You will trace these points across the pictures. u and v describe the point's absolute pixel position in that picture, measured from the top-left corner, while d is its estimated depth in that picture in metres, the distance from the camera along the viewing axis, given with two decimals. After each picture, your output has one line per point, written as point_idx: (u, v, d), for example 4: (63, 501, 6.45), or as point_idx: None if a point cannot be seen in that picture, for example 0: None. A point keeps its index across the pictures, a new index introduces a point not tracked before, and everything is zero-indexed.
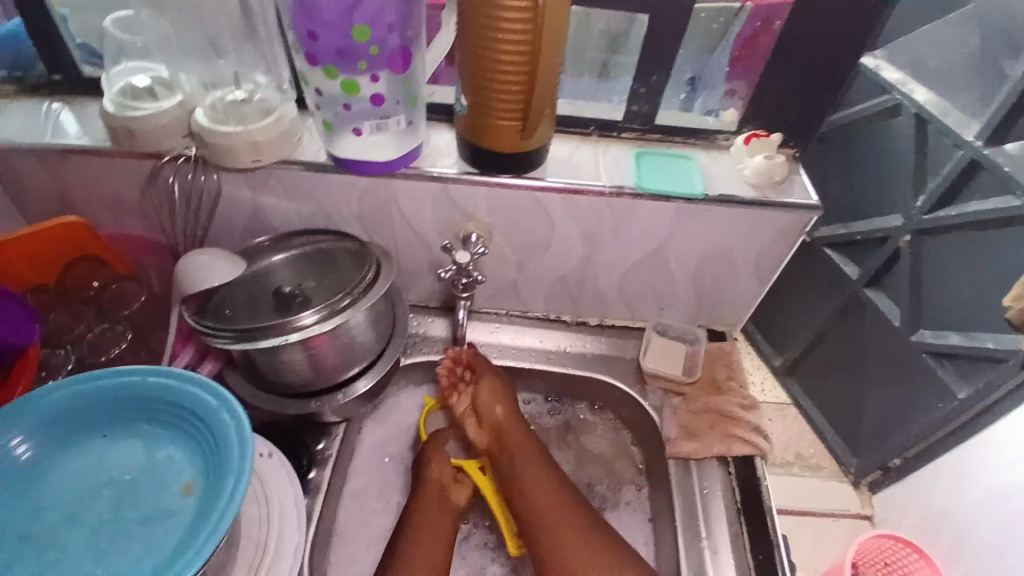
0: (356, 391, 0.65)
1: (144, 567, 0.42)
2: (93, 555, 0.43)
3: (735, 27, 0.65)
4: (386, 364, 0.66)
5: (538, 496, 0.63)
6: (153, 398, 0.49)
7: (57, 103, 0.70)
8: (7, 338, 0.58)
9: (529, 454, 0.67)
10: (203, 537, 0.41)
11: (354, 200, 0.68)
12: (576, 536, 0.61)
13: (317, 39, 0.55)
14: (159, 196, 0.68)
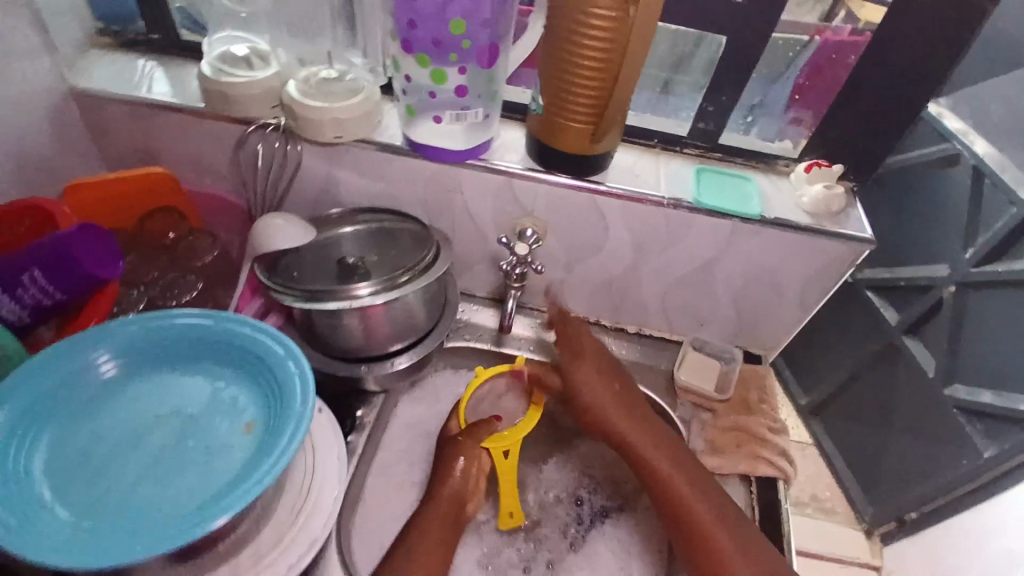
0: (398, 366, 0.67)
1: (201, 496, 0.45)
2: (154, 477, 0.46)
3: (807, 58, 0.67)
4: (432, 344, 0.69)
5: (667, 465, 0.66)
6: (224, 341, 0.53)
7: (150, 61, 0.75)
8: (96, 274, 0.55)
9: (635, 416, 0.70)
10: (261, 473, 0.44)
11: (420, 184, 0.71)
12: (674, 459, 0.67)
13: (416, 28, 0.59)
14: (237, 157, 0.72)
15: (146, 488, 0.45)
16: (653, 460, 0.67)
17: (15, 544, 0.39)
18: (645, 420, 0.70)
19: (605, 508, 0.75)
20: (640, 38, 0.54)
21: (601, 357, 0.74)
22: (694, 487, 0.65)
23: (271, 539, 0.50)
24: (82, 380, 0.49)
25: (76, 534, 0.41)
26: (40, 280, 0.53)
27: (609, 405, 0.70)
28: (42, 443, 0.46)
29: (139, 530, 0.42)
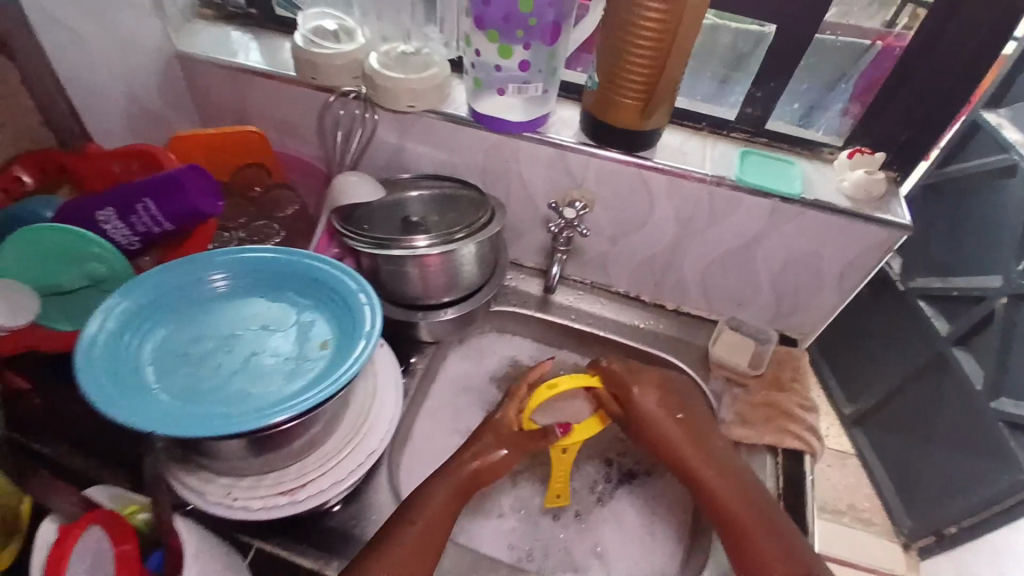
0: (442, 318, 0.74)
1: (278, 394, 0.51)
2: (238, 378, 0.52)
3: (865, 65, 0.71)
4: (477, 303, 0.75)
5: (720, 483, 0.66)
6: (303, 274, 0.60)
7: (242, 32, 0.83)
8: (200, 210, 0.62)
9: (691, 435, 0.69)
10: (330, 380, 0.51)
11: (479, 153, 0.77)
12: (729, 481, 0.66)
13: (489, 5, 0.65)
14: (318, 122, 0.80)
15: (230, 385, 0.52)
16: (707, 481, 0.66)
17: (121, 412, 0.46)
18: (699, 442, 0.69)
19: (634, 470, 0.80)
20: (692, 14, 0.60)
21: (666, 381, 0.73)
22: (747, 510, 0.63)
23: (337, 445, 0.57)
24: (184, 294, 0.57)
25: (172, 409, 0.48)
26: (151, 208, 0.62)
27: (668, 428, 0.70)
28: (147, 339, 0.53)
29: (223, 413, 0.49)
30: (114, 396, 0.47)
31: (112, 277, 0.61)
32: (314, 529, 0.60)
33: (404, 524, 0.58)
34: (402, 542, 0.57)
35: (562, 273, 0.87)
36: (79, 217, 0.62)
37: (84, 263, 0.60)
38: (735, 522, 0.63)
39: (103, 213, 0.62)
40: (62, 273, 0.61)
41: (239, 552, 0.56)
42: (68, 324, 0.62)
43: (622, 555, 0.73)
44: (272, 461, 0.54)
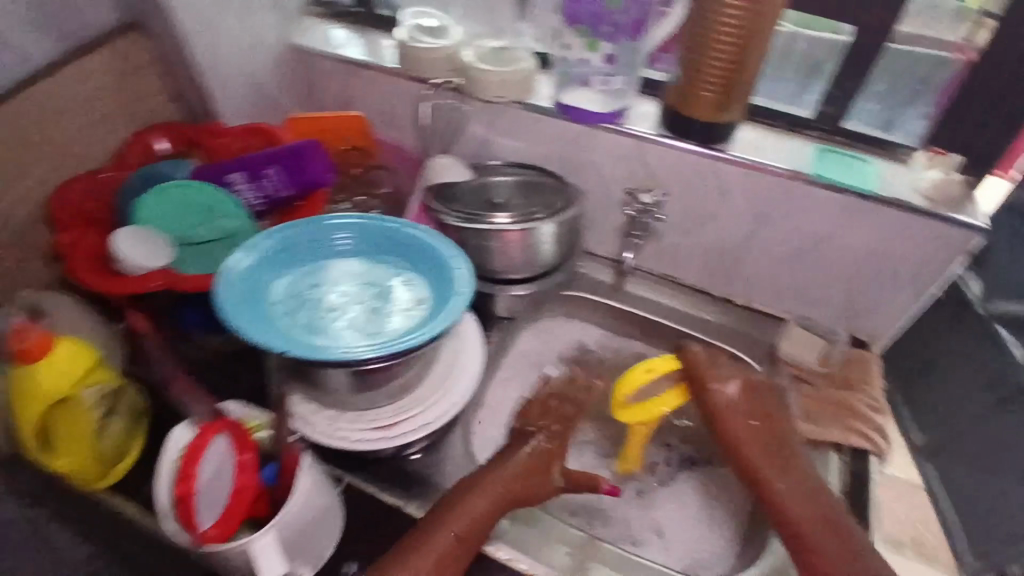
0: (511, 293, 0.82)
1: (380, 336, 0.59)
2: (346, 322, 0.60)
3: (949, 76, 0.73)
4: (544, 284, 0.83)
5: (793, 497, 0.62)
6: (402, 241, 0.68)
7: (340, 27, 0.91)
8: (316, 177, 0.74)
9: (764, 444, 0.67)
10: (424, 330, 0.58)
11: (559, 144, 0.81)
12: (799, 489, 0.63)
13: (579, 3, 0.72)
14: (412, 111, 0.87)
15: (340, 327, 0.60)
16: (779, 487, 0.64)
17: (257, 334, 0.54)
18: (774, 451, 0.67)
19: (693, 457, 0.83)
20: (768, 8, 0.65)
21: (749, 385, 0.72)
22: (816, 520, 0.60)
23: (423, 395, 0.67)
24: (304, 250, 0.66)
25: (295, 337, 0.56)
26: (274, 175, 0.73)
27: (743, 430, 0.69)
28: (274, 279, 0.62)
29: (333, 345, 0.56)
30: (249, 321, 0.55)
31: (236, 231, 0.71)
32: (396, 470, 0.71)
33: (442, 524, 0.59)
34: (435, 544, 0.57)
35: (636, 263, 0.90)
36: (211, 179, 0.73)
37: (214, 218, 0.71)
38: (802, 539, 0.60)
39: (234, 176, 0.72)
40: (194, 225, 0.70)
41: (336, 478, 0.67)
42: (190, 269, 0.69)
43: (679, 534, 0.75)
44: (372, 398, 0.65)
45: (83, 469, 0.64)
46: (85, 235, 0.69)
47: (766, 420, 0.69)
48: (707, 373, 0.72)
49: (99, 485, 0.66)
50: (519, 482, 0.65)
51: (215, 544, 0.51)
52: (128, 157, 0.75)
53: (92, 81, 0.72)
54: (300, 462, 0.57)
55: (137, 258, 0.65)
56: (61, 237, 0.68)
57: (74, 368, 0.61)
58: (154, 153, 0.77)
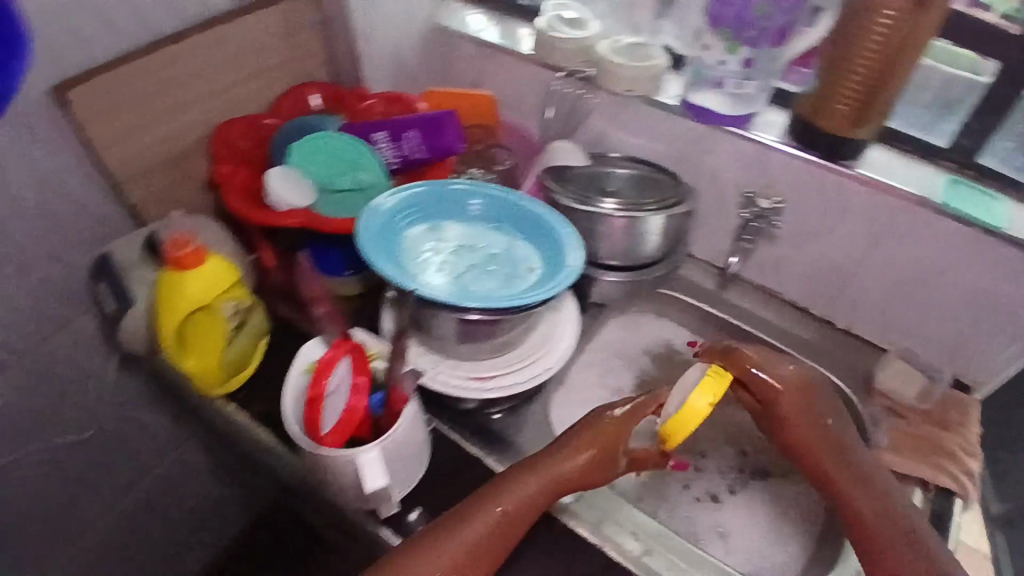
0: (604, 279, 0.84)
1: (495, 295, 0.64)
2: (464, 280, 0.66)
3: None
4: (640, 276, 0.84)
5: (864, 499, 0.63)
6: (518, 211, 0.72)
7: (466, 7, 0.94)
8: (447, 145, 0.78)
9: (830, 443, 0.67)
10: (536, 295, 0.63)
11: (678, 143, 0.83)
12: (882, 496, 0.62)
13: (727, 7, 0.73)
14: (537, 97, 0.91)
15: (459, 283, 0.66)
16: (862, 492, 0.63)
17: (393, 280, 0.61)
18: (837, 451, 0.66)
19: (767, 467, 0.82)
20: (922, 28, 0.64)
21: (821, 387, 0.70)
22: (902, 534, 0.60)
23: (520, 355, 0.72)
24: (431, 207, 0.72)
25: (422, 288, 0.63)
26: (412, 139, 0.78)
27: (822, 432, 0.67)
28: (404, 231, 0.69)
29: (453, 298, 0.62)
30: (386, 269, 0.62)
31: (371, 186, 0.77)
32: (478, 425, 0.75)
33: (490, 504, 0.62)
34: (480, 522, 0.60)
35: (737, 272, 0.91)
36: (356, 136, 0.79)
37: (354, 171, 0.76)
38: (874, 543, 0.60)
39: (377, 135, 0.78)
40: (336, 175, 0.76)
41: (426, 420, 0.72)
42: (331, 212, 0.75)
43: (743, 538, 0.76)
44: (475, 350, 0.70)
45: (207, 375, 0.70)
46: (238, 170, 0.77)
47: (821, 419, 0.68)
48: (754, 362, 0.70)
49: (218, 392, 0.73)
50: (578, 466, 0.64)
51: (324, 451, 0.56)
52: (284, 106, 0.83)
53: (262, 32, 0.79)
54: (403, 404, 0.61)
55: (284, 197, 0.72)
56: (219, 168, 0.76)
57: (217, 286, 0.67)
58: (307, 106, 0.84)
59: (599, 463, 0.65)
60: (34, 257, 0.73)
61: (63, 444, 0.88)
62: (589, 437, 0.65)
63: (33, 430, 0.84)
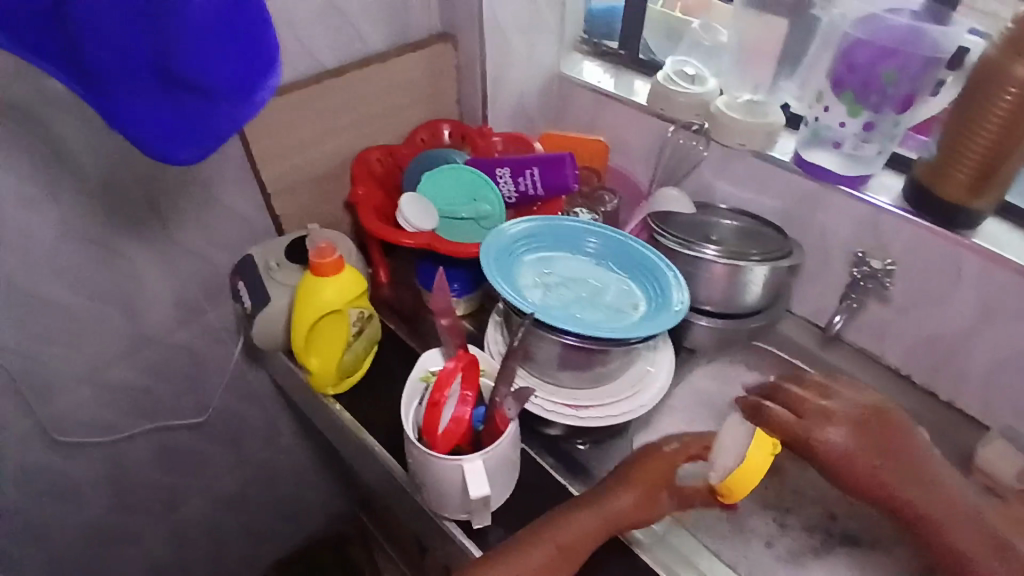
0: (696, 322, 0.84)
1: (599, 325, 0.67)
2: (570, 307, 0.70)
3: None
4: (736, 325, 0.84)
5: (952, 518, 0.64)
6: (626, 252, 0.76)
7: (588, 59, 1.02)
8: (562, 184, 0.82)
9: (907, 462, 0.66)
10: (644, 328, 0.66)
11: (786, 198, 0.85)
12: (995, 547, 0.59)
13: (851, 72, 0.76)
14: (648, 144, 0.94)
15: (566, 309, 0.70)
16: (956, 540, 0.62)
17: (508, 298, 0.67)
18: (914, 472, 0.66)
19: (856, 531, 0.79)
20: None
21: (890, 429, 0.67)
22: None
23: (619, 390, 0.73)
24: (544, 239, 0.77)
25: (532, 308, 0.67)
26: (532, 175, 0.83)
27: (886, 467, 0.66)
28: (520, 257, 0.74)
29: (565, 323, 0.66)
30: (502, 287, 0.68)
31: (490, 216, 0.83)
32: (562, 453, 0.77)
33: (542, 539, 0.63)
34: (536, 558, 0.62)
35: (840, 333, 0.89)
36: (482, 169, 0.85)
37: (477, 201, 0.83)
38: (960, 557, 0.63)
39: (501, 169, 0.84)
40: (459, 204, 0.83)
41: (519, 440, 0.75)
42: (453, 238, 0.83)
43: None
44: (575, 380, 0.73)
45: (325, 374, 0.77)
46: (372, 193, 0.85)
47: (896, 436, 0.68)
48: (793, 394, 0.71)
49: (329, 392, 0.80)
50: (630, 503, 0.65)
51: (434, 455, 0.60)
52: (418, 138, 0.92)
53: (406, 71, 0.87)
54: (506, 425, 0.62)
55: (411, 217, 0.80)
56: (356, 189, 0.85)
57: (348, 294, 0.74)
58: (438, 139, 0.93)
59: (651, 502, 0.66)
60: (190, 251, 0.84)
61: (186, 419, 1.00)
62: (640, 476, 0.66)
63: (164, 402, 0.95)
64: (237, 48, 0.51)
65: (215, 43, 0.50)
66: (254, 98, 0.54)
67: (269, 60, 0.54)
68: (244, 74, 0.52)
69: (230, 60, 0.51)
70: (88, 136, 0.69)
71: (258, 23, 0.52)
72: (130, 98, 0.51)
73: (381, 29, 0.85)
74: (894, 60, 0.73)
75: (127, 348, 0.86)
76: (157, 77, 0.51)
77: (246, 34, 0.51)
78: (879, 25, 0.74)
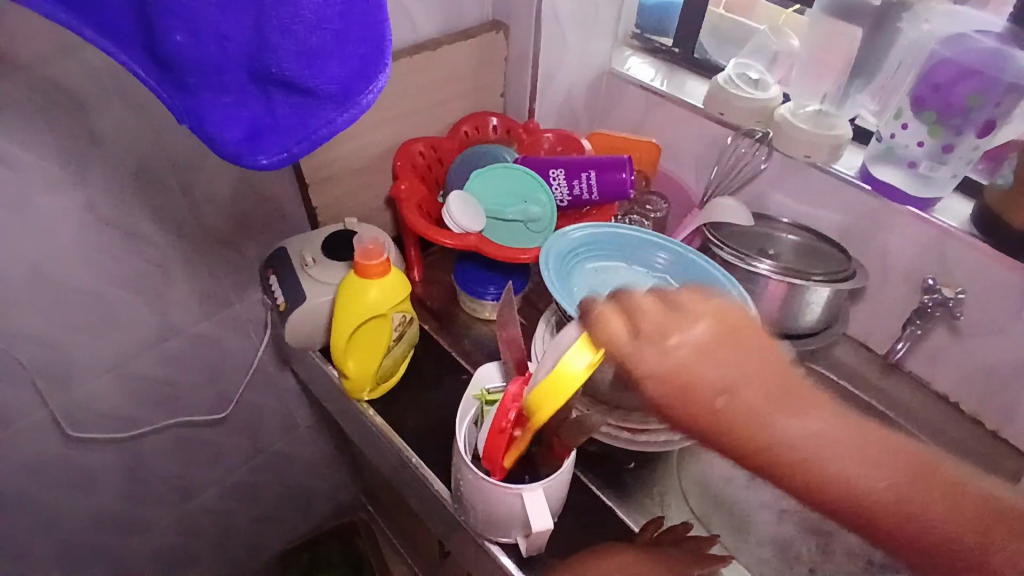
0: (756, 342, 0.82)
1: None
2: None
3: None
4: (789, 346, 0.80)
5: (813, 447, 0.43)
6: (688, 268, 0.72)
7: (636, 56, 0.98)
8: (618, 191, 0.79)
9: (745, 403, 0.44)
10: None
11: (847, 213, 0.80)
12: (845, 439, 0.44)
13: (936, 91, 0.72)
14: (700, 151, 0.90)
15: None
16: (806, 475, 0.43)
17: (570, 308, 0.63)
18: (766, 406, 0.44)
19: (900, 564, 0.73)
20: None
21: (694, 338, 0.46)
22: (909, 468, 0.43)
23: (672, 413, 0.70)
24: (603, 248, 0.74)
25: None
26: (588, 178, 0.79)
27: (698, 376, 0.45)
28: (579, 266, 0.71)
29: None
30: (562, 297, 0.65)
31: (542, 219, 0.79)
32: (608, 472, 0.73)
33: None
34: None
35: (900, 360, 0.83)
36: (535, 170, 0.81)
37: (529, 203, 0.79)
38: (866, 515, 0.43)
39: (555, 172, 0.80)
40: (508, 206, 0.79)
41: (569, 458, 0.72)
42: (501, 240, 0.79)
43: None
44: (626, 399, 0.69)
45: (363, 380, 0.73)
46: (415, 188, 0.81)
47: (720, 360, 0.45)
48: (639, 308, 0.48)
49: (362, 398, 0.76)
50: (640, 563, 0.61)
51: (491, 482, 0.56)
52: (466, 131, 0.88)
53: (454, 61, 0.82)
54: (567, 453, 0.59)
55: (457, 218, 0.75)
56: (400, 183, 0.80)
57: (394, 297, 0.70)
58: (486, 134, 0.89)
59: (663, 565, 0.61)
60: (222, 241, 0.79)
61: (206, 413, 0.96)
62: (653, 547, 0.64)
63: (182, 394, 0.90)
64: (349, 50, 0.44)
65: (322, 41, 0.43)
66: (361, 105, 0.47)
67: (381, 62, 0.46)
68: (352, 79, 0.45)
69: (339, 62, 0.44)
70: (122, 118, 0.64)
71: (375, 21, 0.44)
72: (217, 94, 0.45)
73: (432, 15, 0.80)
74: (979, 81, 0.69)
75: (149, 341, 0.82)
76: (251, 73, 0.44)
77: (360, 32, 0.44)
78: (965, 44, 0.71)
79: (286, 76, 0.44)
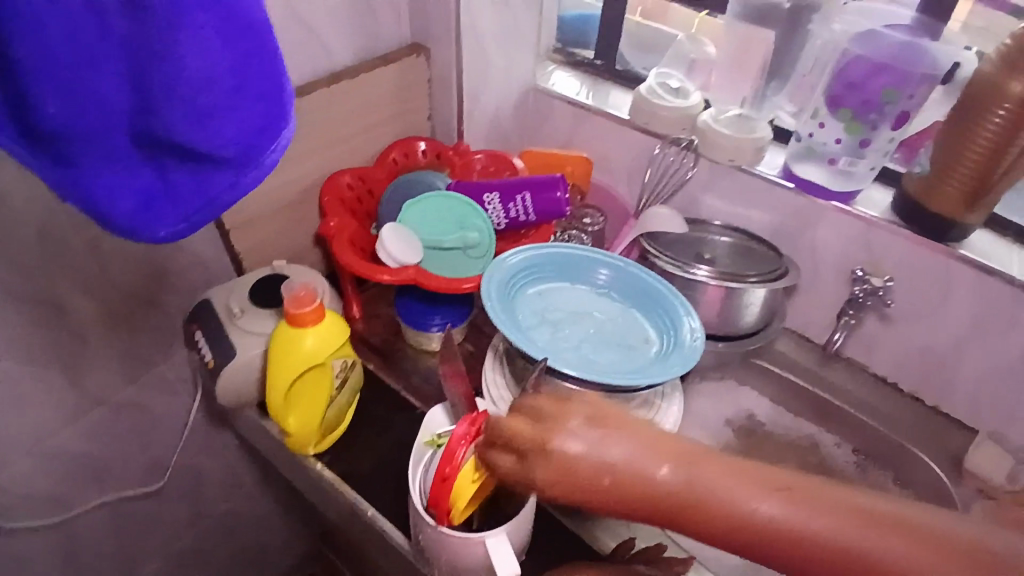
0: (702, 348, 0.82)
1: (613, 364, 0.64)
2: (579, 343, 0.66)
3: None
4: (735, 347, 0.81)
5: (708, 498, 0.46)
6: (630, 282, 0.72)
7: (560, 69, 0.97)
8: (553, 210, 0.77)
9: (632, 478, 0.47)
10: (656, 369, 0.62)
11: (776, 212, 0.82)
12: (749, 481, 0.46)
13: (851, 89, 0.75)
14: (630, 160, 0.90)
15: (576, 346, 0.66)
16: (714, 527, 0.46)
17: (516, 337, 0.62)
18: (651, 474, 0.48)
19: None
20: None
21: (564, 424, 0.50)
22: (824, 504, 0.45)
23: None
24: (545, 268, 0.73)
25: (537, 346, 0.63)
26: (523, 200, 0.77)
27: (580, 454, 0.49)
28: (521, 291, 0.70)
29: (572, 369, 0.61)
30: (507, 325, 0.63)
31: (479, 245, 0.77)
32: None
33: None
34: None
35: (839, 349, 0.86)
36: (469, 194, 0.79)
37: (465, 229, 0.77)
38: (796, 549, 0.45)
39: (490, 195, 0.78)
40: (444, 235, 0.76)
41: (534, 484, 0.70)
42: (439, 270, 0.76)
43: None
44: None
45: (306, 436, 0.69)
46: (344, 223, 0.77)
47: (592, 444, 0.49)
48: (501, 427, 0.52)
49: (308, 453, 0.72)
50: None
51: (449, 533, 0.55)
52: (393, 159, 0.85)
53: (373, 89, 0.79)
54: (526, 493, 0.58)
55: (392, 252, 0.73)
56: (327, 220, 0.76)
57: (332, 344, 0.67)
58: (414, 160, 0.86)
59: None
60: (139, 301, 0.73)
61: (140, 485, 0.88)
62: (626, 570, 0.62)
63: (111, 466, 0.83)
64: (244, 109, 0.42)
65: (213, 104, 0.41)
66: (263, 164, 0.44)
67: (283, 117, 0.44)
68: (250, 138, 0.43)
69: (230, 123, 0.42)
70: (8, 181, 0.58)
71: (271, 76, 0.43)
72: (105, 167, 0.42)
73: (345, 45, 0.76)
74: (892, 77, 0.73)
75: (67, 416, 0.75)
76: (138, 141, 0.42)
77: (254, 87, 0.42)
78: (877, 41, 0.74)
79: (178, 140, 0.42)
